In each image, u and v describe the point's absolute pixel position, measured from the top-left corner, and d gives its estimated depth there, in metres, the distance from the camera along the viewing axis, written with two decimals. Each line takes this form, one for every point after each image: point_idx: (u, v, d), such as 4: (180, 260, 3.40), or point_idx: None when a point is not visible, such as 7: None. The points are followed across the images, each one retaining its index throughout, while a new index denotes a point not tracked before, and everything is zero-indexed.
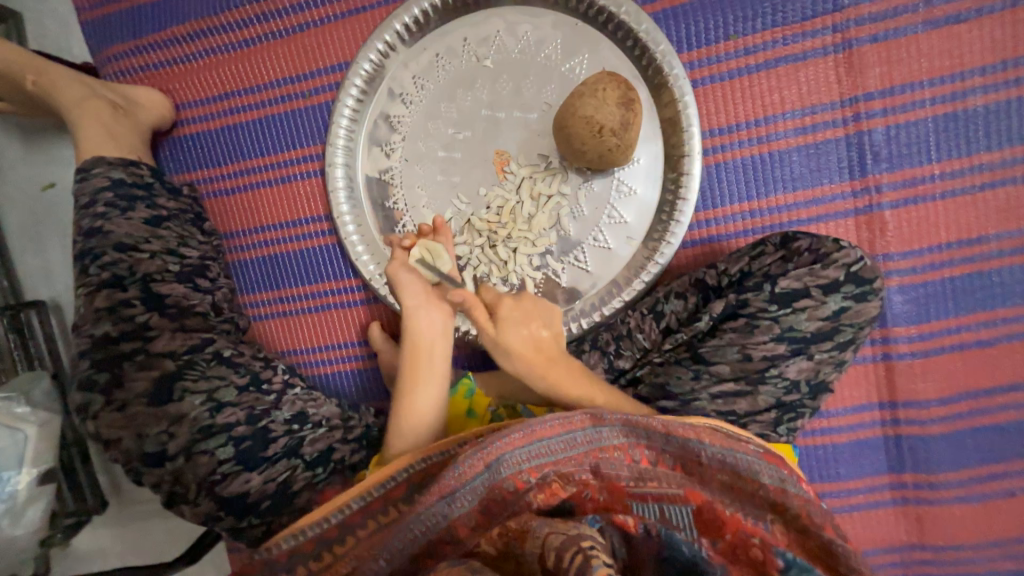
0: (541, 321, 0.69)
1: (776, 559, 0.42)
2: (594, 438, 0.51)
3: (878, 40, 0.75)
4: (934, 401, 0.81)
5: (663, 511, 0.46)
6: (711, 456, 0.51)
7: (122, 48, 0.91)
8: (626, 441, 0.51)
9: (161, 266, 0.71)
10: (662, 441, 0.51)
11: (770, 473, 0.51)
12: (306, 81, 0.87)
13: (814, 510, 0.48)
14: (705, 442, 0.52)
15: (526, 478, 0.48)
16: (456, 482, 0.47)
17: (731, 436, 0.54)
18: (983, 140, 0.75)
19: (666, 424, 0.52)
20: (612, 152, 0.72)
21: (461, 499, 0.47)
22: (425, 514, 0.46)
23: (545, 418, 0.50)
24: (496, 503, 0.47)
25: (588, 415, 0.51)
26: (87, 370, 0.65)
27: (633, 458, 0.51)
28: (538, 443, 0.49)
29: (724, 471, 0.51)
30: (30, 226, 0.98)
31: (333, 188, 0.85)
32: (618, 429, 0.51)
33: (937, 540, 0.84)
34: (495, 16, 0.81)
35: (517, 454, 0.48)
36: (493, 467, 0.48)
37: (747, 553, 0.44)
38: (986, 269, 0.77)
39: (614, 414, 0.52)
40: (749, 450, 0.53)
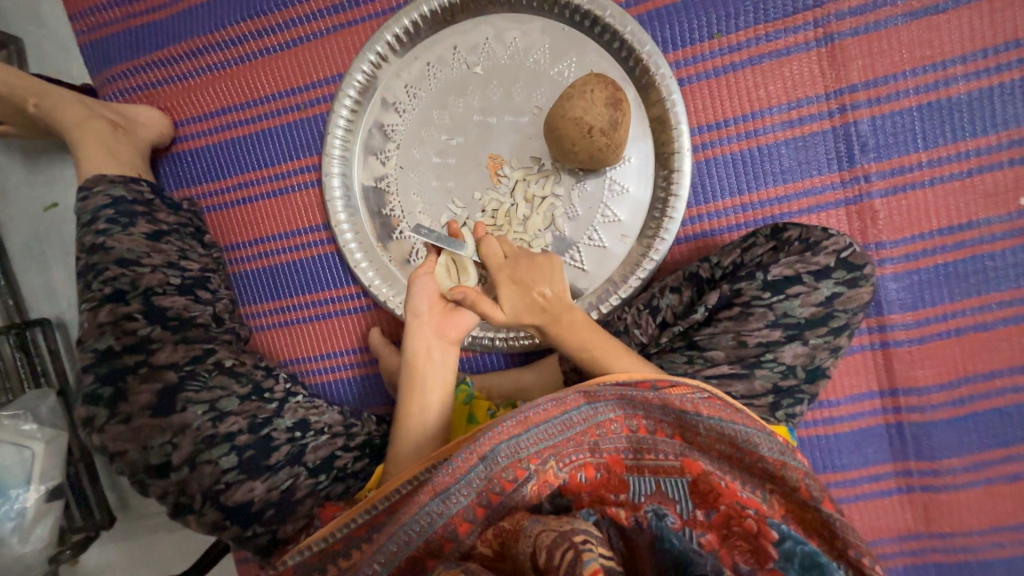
0: (543, 286, 0.66)
1: (771, 530, 0.42)
2: (591, 415, 0.52)
3: (859, 34, 0.76)
4: (934, 387, 0.81)
5: (659, 484, 0.47)
6: (708, 428, 0.50)
7: (120, 69, 0.93)
8: (624, 413, 0.53)
9: (162, 279, 0.72)
10: (659, 412, 0.52)
11: (771, 445, 0.49)
12: (300, 94, 0.89)
13: (813, 483, 0.46)
14: (703, 413, 0.51)
15: (525, 466, 0.49)
16: (450, 479, 0.48)
17: (730, 406, 0.53)
18: (968, 127, 0.76)
19: (664, 397, 0.52)
20: (602, 152, 0.73)
21: (456, 495, 0.48)
22: (421, 513, 0.48)
23: (536, 403, 0.51)
24: (494, 498, 0.48)
25: (582, 394, 0.52)
26: (91, 384, 0.66)
27: (629, 428, 0.52)
28: (534, 429, 0.50)
29: (722, 441, 0.50)
30: (34, 246, 1.00)
31: (331, 198, 0.87)
32: (615, 404, 0.53)
33: (944, 527, 0.84)
34: (484, 24, 0.82)
35: (514, 442, 0.50)
36: (489, 458, 0.49)
37: (741, 524, 0.43)
38: (978, 253, 0.78)
39: (609, 388, 0.53)
40: (749, 420, 0.51)
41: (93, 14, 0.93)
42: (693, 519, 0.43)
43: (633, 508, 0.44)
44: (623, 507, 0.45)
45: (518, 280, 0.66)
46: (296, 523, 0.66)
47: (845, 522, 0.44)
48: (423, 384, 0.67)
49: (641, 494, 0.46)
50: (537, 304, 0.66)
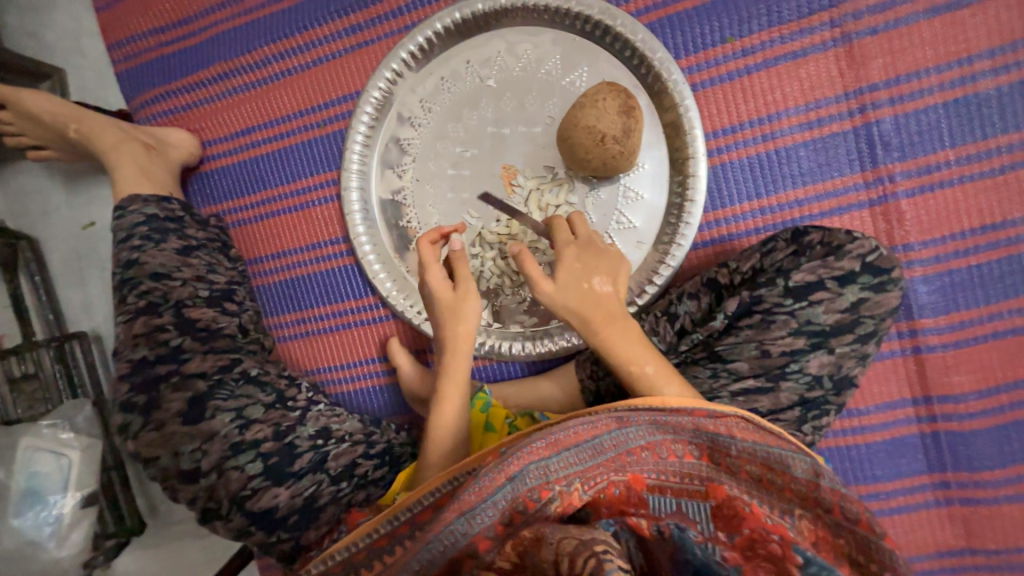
0: (600, 277, 0.66)
1: (795, 555, 0.40)
2: (620, 441, 0.50)
3: (878, 32, 0.75)
4: (972, 394, 0.77)
5: (680, 506, 0.46)
6: (739, 450, 0.50)
7: (153, 94, 0.98)
8: (653, 438, 0.51)
9: (192, 292, 0.75)
10: (688, 434, 0.51)
11: (803, 465, 0.49)
12: (321, 111, 0.92)
13: (851, 504, 0.46)
14: (737, 436, 0.50)
15: (551, 487, 0.47)
16: (477, 498, 0.47)
17: (766, 432, 0.51)
18: (999, 124, 0.73)
19: (698, 421, 0.51)
20: (616, 159, 0.73)
21: (482, 515, 0.46)
22: (446, 531, 0.46)
23: (566, 425, 0.50)
24: (518, 516, 0.46)
25: (614, 418, 0.51)
26: (125, 393, 0.68)
27: (660, 455, 0.50)
28: (563, 453, 0.49)
29: (753, 463, 0.49)
30: (73, 262, 1.05)
31: (350, 211, 0.89)
32: (645, 428, 0.51)
33: (988, 543, 0.79)
34: (496, 38, 0.84)
35: (544, 464, 0.48)
36: (516, 479, 0.47)
37: (765, 547, 0.42)
38: (1015, 253, 0.74)
39: (642, 413, 0.51)
40: (782, 441, 0.51)
41: (129, 43, 0.99)
42: (714, 538, 0.43)
43: (654, 519, 0.45)
44: (644, 517, 0.46)
45: (582, 260, 0.66)
46: (319, 530, 0.67)
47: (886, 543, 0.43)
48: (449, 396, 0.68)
49: (661, 510, 0.46)
50: (591, 294, 0.65)
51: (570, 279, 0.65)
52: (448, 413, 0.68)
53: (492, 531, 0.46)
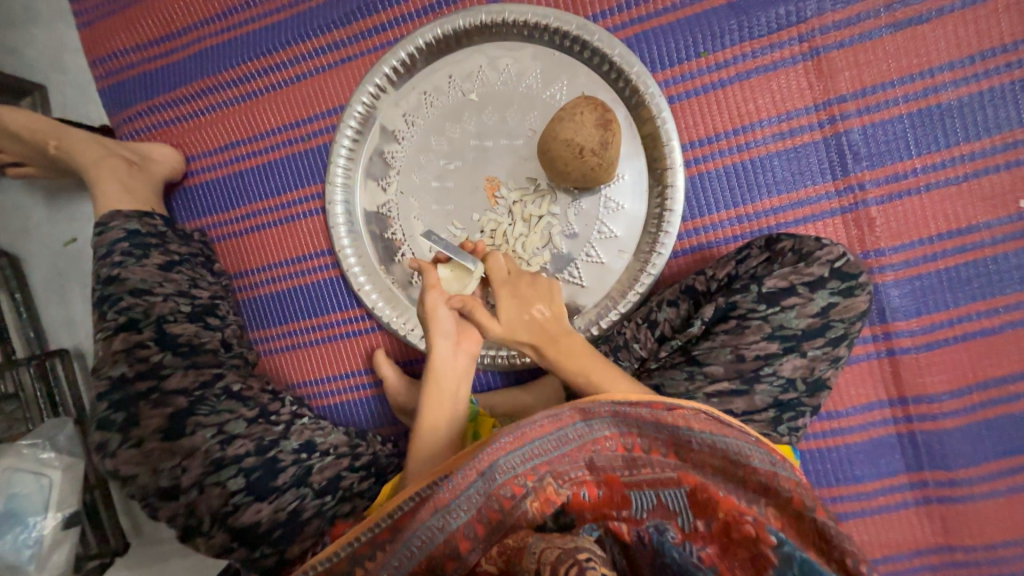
0: (541, 305, 0.70)
1: (770, 536, 0.42)
2: (585, 432, 0.53)
3: (844, 47, 0.78)
4: (944, 394, 0.79)
5: (659, 497, 0.47)
6: (700, 443, 0.51)
7: (136, 109, 0.99)
8: (619, 430, 0.52)
9: (174, 307, 0.75)
10: (653, 431, 0.52)
11: (760, 457, 0.50)
12: (305, 125, 0.93)
13: (805, 493, 0.46)
14: (694, 428, 0.52)
15: (522, 483, 0.49)
16: (451, 495, 0.49)
17: (725, 422, 0.54)
18: (961, 133, 0.76)
19: (656, 414, 0.52)
20: (594, 171, 0.75)
21: (457, 511, 0.49)
22: (423, 528, 0.49)
23: (530, 420, 0.52)
24: (494, 516, 0.48)
25: (577, 410, 0.53)
26: (105, 410, 0.68)
27: (625, 446, 0.52)
28: (529, 445, 0.51)
29: (716, 456, 0.50)
30: (55, 279, 1.04)
31: (334, 224, 0.89)
32: (609, 421, 0.53)
33: (965, 540, 0.81)
34: (477, 53, 0.86)
35: (511, 459, 0.50)
36: (487, 475, 0.50)
37: (739, 530, 0.43)
38: (981, 256, 0.77)
39: (603, 406, 0.53)
40: (743, 438, 0.52)
41: (111, 60, 0.99)
42: (694, 532, 0.44)
43: (635, 523, 0.46)
44: (625, 521, 0.46)
45: (520, 295, 0.70)
46: (304, 543, 0.66)
47: (840, 529, 0.43)
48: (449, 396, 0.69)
49: (643, 509, 0.47)
50: (534, 321, 0.69)
51: (512, 313, 0.69)
52: (442, 423, 0.68)
53: (473, 531, 0.48)
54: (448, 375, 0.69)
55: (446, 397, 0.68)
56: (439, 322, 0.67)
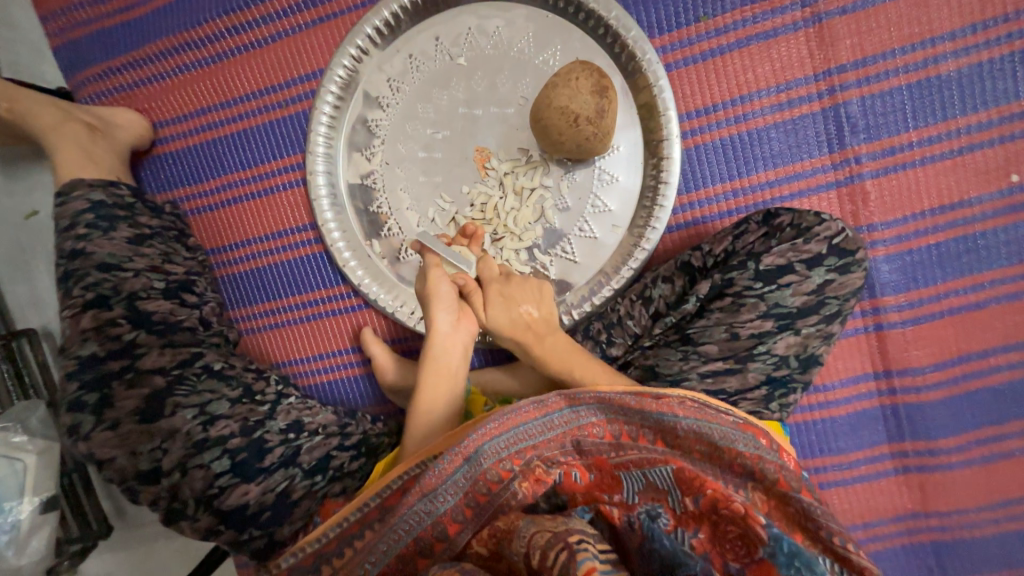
0: (529, 305, 0.69)
1: (759, 516, 0.41)
2: (572, 418, 0.52)
3: (847, 13, 0.75)
4: (929, 367, 0.81)
5: (648, 477, 0.46)
6: (686, 428, 0.49)
7: (96, 70, 0.91)
8: (605, 417, 0.52)
9: (146, 284, 0.70)
10: (640, 418, 0.51)
11: (745, 440, 0.50)
12: (282, 90, 0.87)
13: (791, 475, 0.46)
14: (680, 414, 0.50)
15: (509, 467, 0.48)
16: (438, 480, 0.49)
17: (710, 408, 0.53)
18: (959, 105, 0.75)
19: (641, 400, 0.52)
20: (589, 141, 0.72)
21: (444, 495, 0.48)
22: (410, 512, 0.48)
23: (518, 404, 0.52)
24: (481, 498, 0.48)
25: (564, 397, 0.53)
26: (75, 391, 0.64)
27: (610, 433, 0.51)
28: (515, 430, 0.50)
29: (702, 441, 0.49)
30: (16, 255, 0.98)
31: (316, 197, 0.85)
32: (594, 408, 0.52)
33: (940, 507, 0.84)
34: (466, 14, 0.81)
35: (496, 444, 0.49)
36: (473, 460, 0.49)
37: (728, 508, 0.41)
38: (971, 232, 0.77)
39: (589, 392, 0.52)
40: (732, 424, 0.51)
41: (65, 15, 0.91)
42: (684, 513, 0.43)
43: (627, 508, 0.43)
44: (617, 505, 0.44)
45: (510, 291, 0.69)
46: (294, 524, 0.65)
47: (824, 510, 0.43)
48: (445, 373, 0.67)
49: (633, 493, 0.45)
50: (522, 321, 0.68)
51: (500, 312, 0.68)
52: (437, 405, 0.66)
53: (462, 514, 0.47)
54: (449, 354, 0.67)
55: (441, 376, 0.67)
56: (440, 299, 0.65)
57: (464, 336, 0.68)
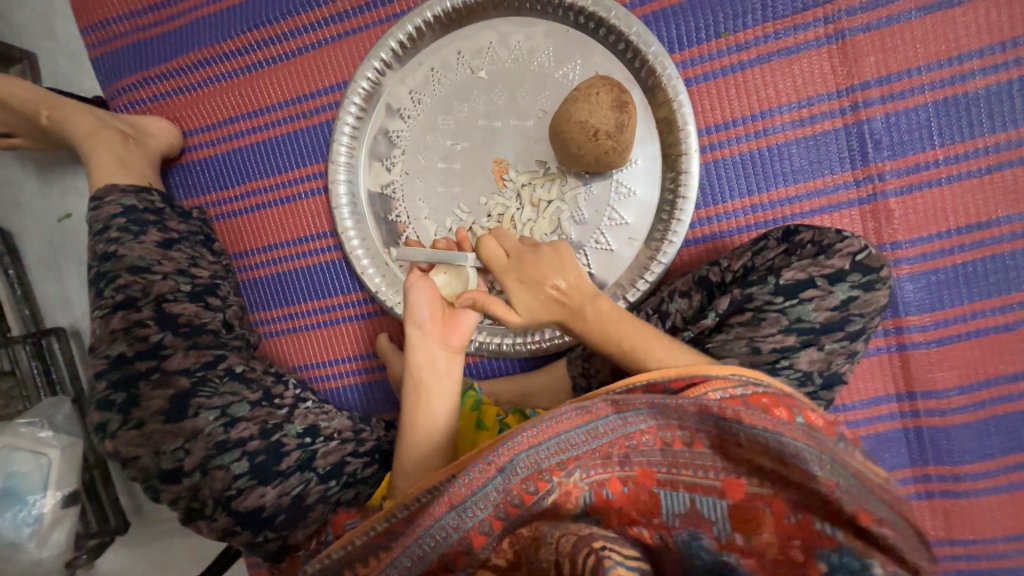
0: (556, 278, 0.65)
1: (818, 563, 0.39)
2: (618, 425, 0.47)
3: (871, 29, 0.75)
4: (954, 390, 0.79)
5: (694, 501, 0.44)
6: (749, 438, 0.43)
7: (131, 80, 0.95)
8: (655, 424, 0.46)
9: (173, 287, 0.73)
10: (695, 421, 0.45)
11: (823, 459, 0.41)
12: (306, 101, 0.89)
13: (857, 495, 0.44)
14: (745, 422, 0.43)
15: (547, 478, 0.47)
16: (467, 490, 0.46)
17: (778, 393, 0.47)
18: (986, 123, 0.74)
19: (700, 403, 0.45)
20: (608, 155, 0.73)
21: (472, 509, 0.46)
22: (436, 526, 0.46)
23: (558, 411, 0.48)
24: (513, 510, 0.46)
25: (610, 403, 0.47)
26: (103, 390, 0.66)
27: (664, 441, 0.46)
28: (557, 439, 0.47)
29: (766, 455, 0.42)
30: (49, 256, 1.01)
31: (337, 205, 0.87)
32: (645, 413, 0.46)
33: (965, 535, 0.81)
34: (487, 28, 0.82)
35: (534, 454, 0.46)
36: (507, 471, 0.46)
37: (783, 552, 0.40)
38: (999, 252, 0.75)
39: (641, 397, 0.46)
40: (800, 432, 0.43)
41: (104, 27, 0.94)
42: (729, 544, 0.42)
43: (663, 529, 0.44)
44: (648, 526, 0.45)
45: (529, 275, 0.65)
46: (307, 529, 0.67)
47: None
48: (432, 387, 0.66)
49: (673, 513, 0.44)
50: (554, 297, 0.65)
51: (528, 298, 0.65)
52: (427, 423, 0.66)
53: (487, 525, 0.47)
54: (428, 369, 0.66)
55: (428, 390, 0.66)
56: (416, 314, 0.65)
57: (448, 379, 0.67)
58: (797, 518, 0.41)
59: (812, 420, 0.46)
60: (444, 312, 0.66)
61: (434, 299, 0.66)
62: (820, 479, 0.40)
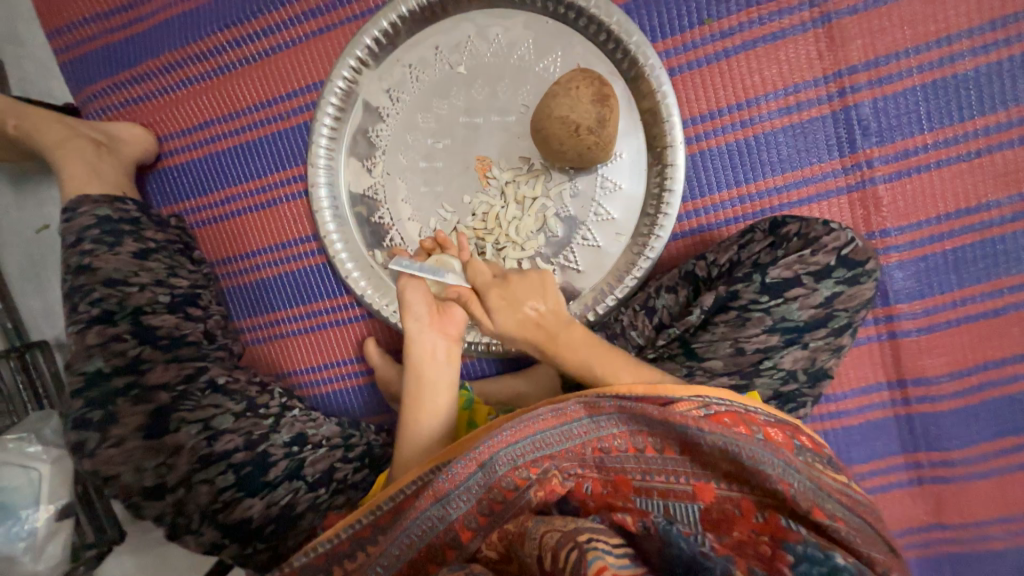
0: (534, 301, 0.64)
1: (786, 554, 0.39)
2: (592, 428, 0.48)
3: (857, 12, 0.73)
4: (944, 377, 0.78)
5: (669, 507, 0.44)
6: (711, 445, 0.44)
7: (101, 85, 0.92)
8: (628, 429, 0.47)
9: (151, 298, 0.71)
10: (664, 429, 0.46)
11: (772, 460, 0.43)
12: (282, 102, 0.87)
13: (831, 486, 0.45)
14: (705, 428, 0.44)
15: (526, 475, 0.46)
16: (450, 485, 0.46)
17: (739, 411, 0.48)
18: (976, 105, 0.72)
19: (665, 411, 0.45)
20: (591, 150, 0.71)
21: (457, 501, 0.47)
22: (422, 517, 0.46)
23: (534, 411, 0.48)
24: (496, 505, 0.46)
25: (583, 404, 0.48)
26: (84, 407, 0.65)
27: (636, 446, 0.47)
28: (532, 438, 0.47)
29: (727, 459, 0.44)
30: (28, 268, 1.00)
31: (318, 209, 0.85)
32: (616, 417, 0.47)
33: (957, 519, 0.82)
34: (464, 22, 0.80)
35: (512, 451, 0.47)
36: (488, 466, 0.46)
37: (754, 549, 0.40)
38: (989, 236, 0.75)
39: (611, 401, 0.48)
40: (760, 445, 0.44)
41: (71, 31, 0.92)
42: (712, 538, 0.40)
43: (641, 514, 0.42)
44: (630, 513, 0.43)
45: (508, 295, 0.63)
46: (298, 538, 0.65)
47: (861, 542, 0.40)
48: (428, 383, 0.66)
49: (651, 509, 0.43)
50: (530, 319, 0.64)
51: (506, 315, 0.63)
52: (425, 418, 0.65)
53: (470, 530, 0.46)
54: (423, 365, 0.66)
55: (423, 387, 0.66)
56: (412, 310, 0.65)
57: (449, 369, 0.67)
58: (765, 516, 0.42)
59: (772, 436, 0.47)
60: (435, 313, 0.65)
61: (428, 296, 0.65)
62: (774, 479, 0.42)
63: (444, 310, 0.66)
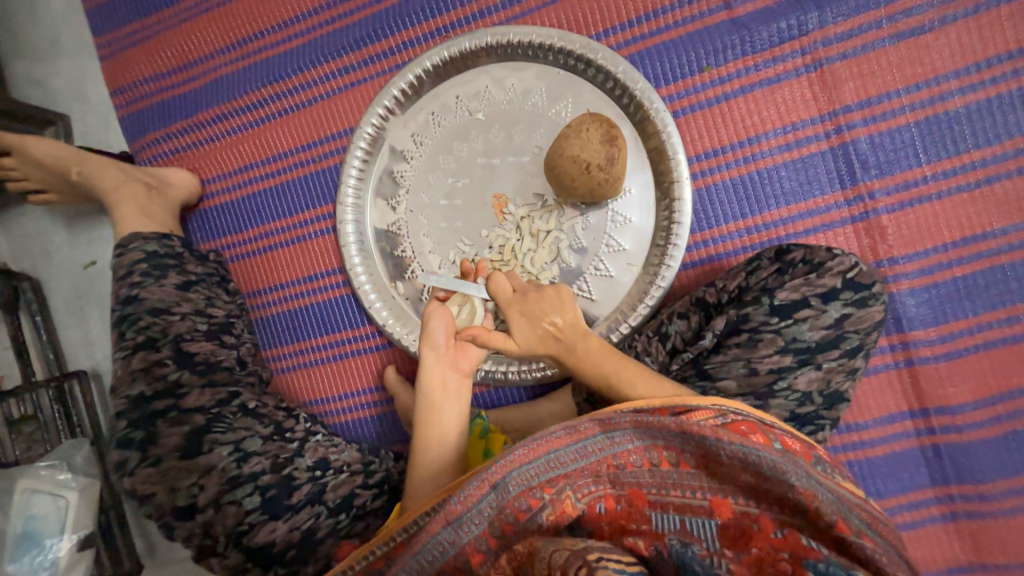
0: (554, 315, 0.67)
1: (806, 570, 0.37)
2: (606, 445, 0.49)
3: (848, 58, 0.78)
4: (967, 405, 0.77)
5: (685, 524, 0.43)
6: (731, 455, 0.45)
7: (155, 136, 1.02)
8: (643, 444, 0.49)
9: (191, 326, 0.76)
10: (681, 441, 0.47)
11: (798, 472, 0.44)
12: (316, 147, 0.95)
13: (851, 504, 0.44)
14: (724, 438, 0.46)
15: (539, 495, 0.47)
16: (462, 507, 0.48)
17: (757, 422, 0.50)
18: (970, 140, 0.76)
19: (681, 423, 0.48)
20: (601, 186, 0.76)
21: (468, 524, 0.48)
22: (433, 542, 0.48)
23: (548, 431, 0.50)
24: (507, 527, 0.47)
25: (597, 422, 0.50)
26: (124, 429, 0.68)
27: (652, 461, 0.48)
28: (548, 456, 0.49)
29: (748, 471, 0.44)
30: (73, 301, 1.06)
31: (345, 243, 0.91)
32: (631, 433, 0.49)
33: (999, 559, 0.78)
34: (483, 73, 0.87)
35: (526, 471, 0.48)
36: (500, 487, 0.48)
37: (774, 567, 0.38)
38: (998, 263, 0.76)
39: (624, 416, 0.50)
40: (779, 454, 0.46)
41: (133, 88, 1.03)
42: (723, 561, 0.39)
43: (654, 537, 0.42)
44: (643, 535, 0.43)
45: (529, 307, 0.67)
46: (317, 565, 0.66)
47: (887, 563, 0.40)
48: (438, 411, 0.67)
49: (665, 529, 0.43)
50: (549, 333, 0.67)
51: (526, 331, 0.67)
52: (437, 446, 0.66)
53: (486, 549, 0.47)
54: (437, 393, 0.68)
55: (434, 414, 0.67)
56: (433, 339, 0.67)
57: (457, 402, 0.68)
58: (783, 531, 0.41)
59: (789, 445, 0.48)
60: (452, 342, 0.68)
61: (448, 325, 0.68)
62: (797, 488, 0.42)
63: (460, 342, 0.69)
